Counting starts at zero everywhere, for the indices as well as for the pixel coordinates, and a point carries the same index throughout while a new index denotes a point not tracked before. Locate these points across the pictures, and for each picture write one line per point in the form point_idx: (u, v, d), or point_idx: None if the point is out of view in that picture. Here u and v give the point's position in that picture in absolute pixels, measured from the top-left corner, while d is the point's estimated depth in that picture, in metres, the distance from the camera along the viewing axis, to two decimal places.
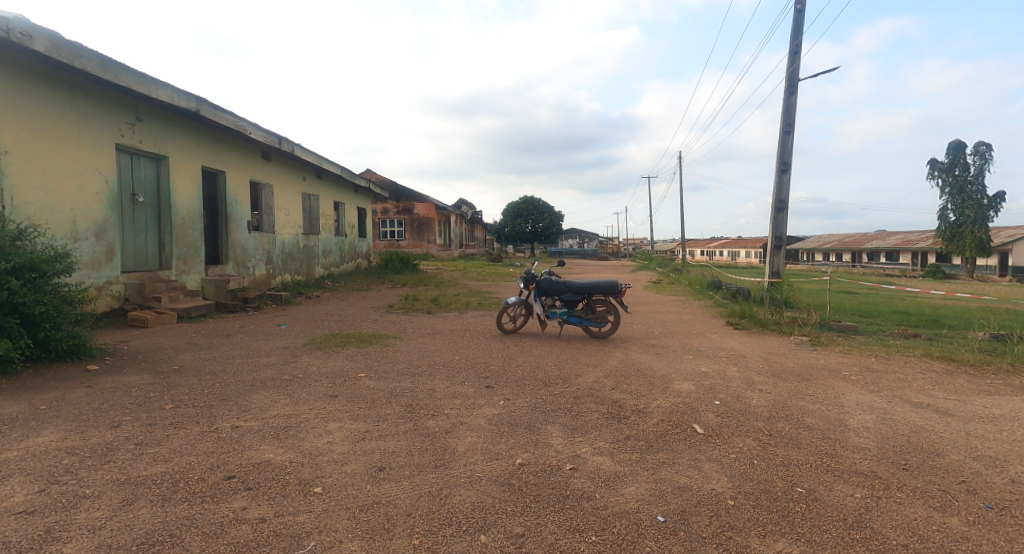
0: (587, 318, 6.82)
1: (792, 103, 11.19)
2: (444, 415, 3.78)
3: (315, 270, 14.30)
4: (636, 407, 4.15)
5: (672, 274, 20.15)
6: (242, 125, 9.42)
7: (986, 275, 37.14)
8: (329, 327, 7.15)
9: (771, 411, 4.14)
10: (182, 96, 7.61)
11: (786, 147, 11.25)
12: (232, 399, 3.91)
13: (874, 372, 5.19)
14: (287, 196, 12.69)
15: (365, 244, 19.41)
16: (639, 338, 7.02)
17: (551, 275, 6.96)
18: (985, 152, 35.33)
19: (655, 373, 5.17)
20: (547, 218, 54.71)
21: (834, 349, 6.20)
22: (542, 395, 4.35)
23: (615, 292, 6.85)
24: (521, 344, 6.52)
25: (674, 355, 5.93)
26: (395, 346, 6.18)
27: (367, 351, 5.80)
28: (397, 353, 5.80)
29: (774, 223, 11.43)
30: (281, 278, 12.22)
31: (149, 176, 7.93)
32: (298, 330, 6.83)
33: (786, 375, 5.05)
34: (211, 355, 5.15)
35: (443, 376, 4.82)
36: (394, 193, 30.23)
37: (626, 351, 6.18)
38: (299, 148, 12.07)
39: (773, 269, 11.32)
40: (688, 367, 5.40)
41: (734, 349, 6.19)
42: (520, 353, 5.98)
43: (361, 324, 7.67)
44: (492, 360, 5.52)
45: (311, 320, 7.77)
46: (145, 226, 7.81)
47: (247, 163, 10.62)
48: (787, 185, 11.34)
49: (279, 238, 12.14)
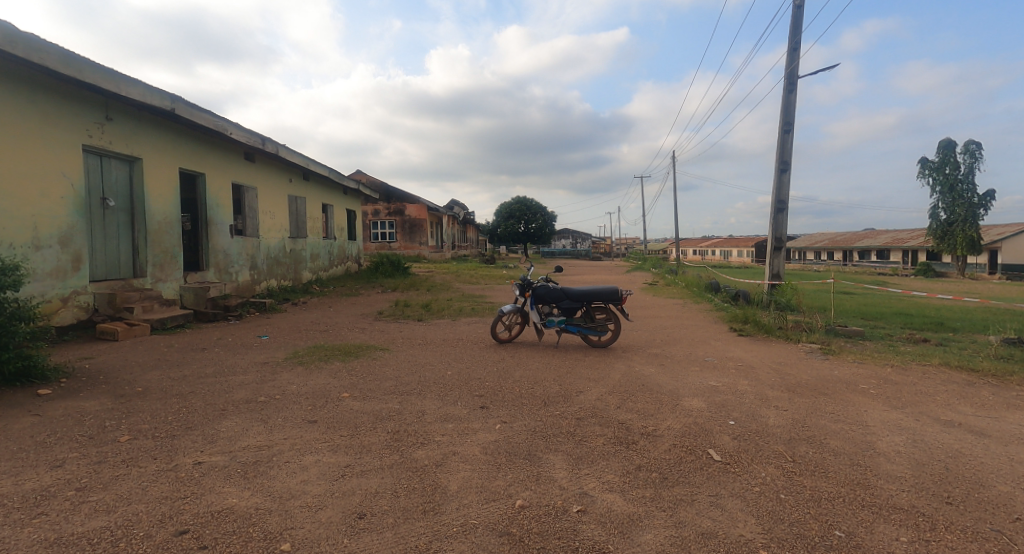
0: (586, 326, 6.49)
1: (791, 100, 10.91)
2: (434, 443, 3.42)
3: (302, 274, 13.88)
4: (645, 430, 3.81)
5: (668, 276, 19.88)
6: (223, 125, 8.99)
7: (977, 273, 37.39)
8: (314, 339, 6.75)
9: (791, 433, 3.81)
10: (156, 94, 7.17)
11: (785, 146, 11.00)
12: (198, 427, 3.51)
13: (893, 384, 4.88)
14: (272, 199, 12.25)
15: (355, 247, 19.05)
16: (640, 348, 6.68)
17: (548, 281, 6.61)
18: (975, 151, 35.41)
19: (661, 388, 4.83)
20: (541, 219, 54.24)
21: (845, 357, 5.90)
22: (542, 416, 4.00)
23: (615, 299, 6.51)
24: (517, 355, 6.17)
25: (679, 367, 5.59)
26: (384, 359, 5.80)
27: (353, 366, 5.42)
28: (385, 367, 5.42)
29: (775, 224, 11.17)
30: (266, 284, 11.81)
31: (122, 178, 7.47)
32: (280, 342, 6.43)
33: (801, 389, 4.72)
34: (181, 374, 4.73)
35: (434, 395, 4.44)
36: (385, 195, 29.78)
37: (628, 362, 5.83)
38: (285, 149, 11.63)
39: (773, 270, 11.04)
40: (696, 380, 5.06)
41: (742, 360, 5.85)
42: (517, 365, 5.62)
43: (347, 335, 7.28)
44: (487, 375, 5.15)
45: (294, 331, 7.35)
46: (117, 231, 7.36)
47: (229, 165, 10.18)
48: (787, 185, 11.07)
49: (263, 242, 11.70)
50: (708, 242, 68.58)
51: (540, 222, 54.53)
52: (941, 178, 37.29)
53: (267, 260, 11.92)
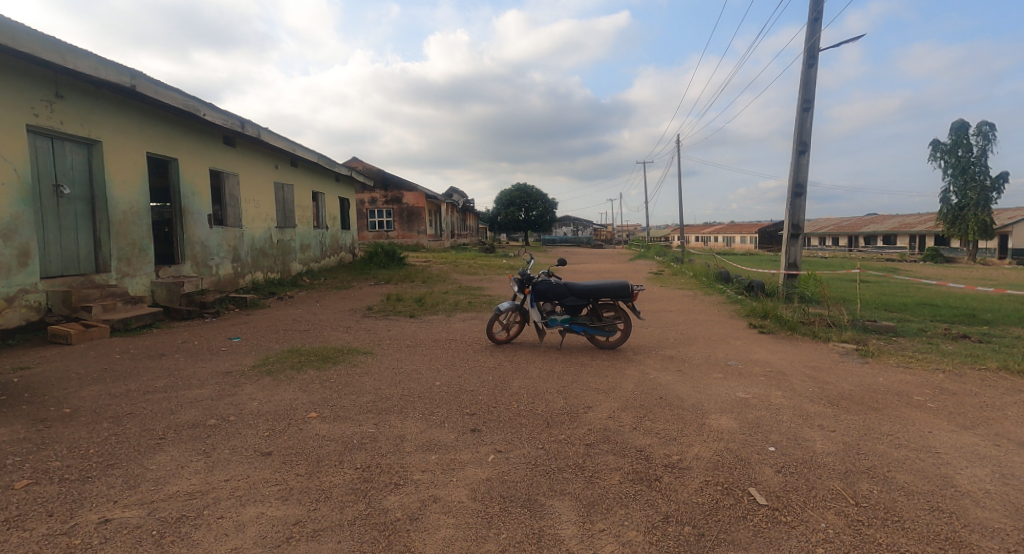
0: (593, 326, 5.85)
1: (811, 76, 10.13)
2: (411, 486, 2.76)
3: (290, 266, 13.20)
4: (669, 461, 3.16)
5: (673, 265, 19.21)
6: (196, 105, 8.24)
7: (986, 258, 36.74)
8: (291, 341, 6.09)
9: (846, 463, 3.15)
10: (112, 69, 6.43)
11: (804, 126, 10.26)
12: (123, 464, 2.85)
13: (951, 395, 4.21)
14: (256, 186, 11.51)
15: (349, 237, 18.38)
16: (652, 349, 6.02)
17: (549, 276, 5.94)
18: (989, 132, 34.44)
19: (682, 401, 4.16)
20: (541, 206, 53.31)
21: (887, 359, 5.24)
22: (544, 443, 3.34)
23: (624, 295, 5.85)
24: (517, 359, 5.51)
25: (700, 374, 4.93)
26: (366, 366, 5.13)
27: (328, 375, 4.75)
28: (366, 377, 4.76)
29: (792, 210, 10.45)
30: (251, 277, 11.15)
31: (79, 163, 6.76)
32: (252, 346, 5.77)
33: (846, 402, 4.06)
34: (125, 388, 4.06)
35: (417, 414, 3.79)
36: (382, 182, 29.01)
37: (641, 368, 5.17)
38: (267, 132, 10.87)
39: (790, 260, 10.35)
40: (722, 391, 4.39)
41: (770, 365, 5.18)
42: (516, 372, 4.97)
43: (329, 335, 6.61)
44: (480, 385, 4.49)
45: (271, 331, 6.68)
46: (74, 222, 6.68)
47: (206, 150, 9.47)
48: (805, 168, 10.32)
49: (247, 232, 11.00)
50: (711, 229, 67.71)
51: (541, 209, 53.70)
52: (952, 160, 36.36)
53: (252, 252, 11.23)
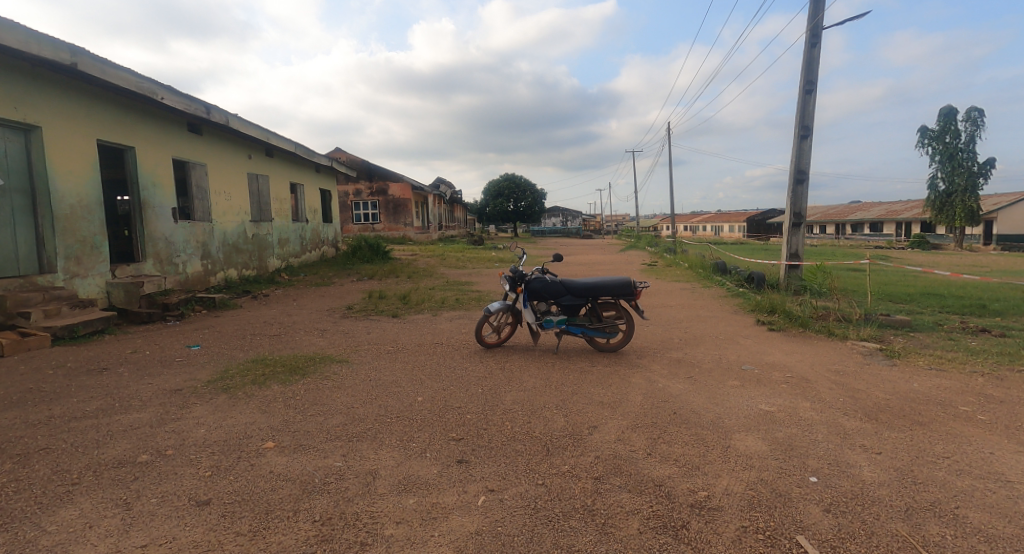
0: (592, 327, 5.34)
1: (814, 57, 9.62)
2: (382, 547, 2.19)
3: (267, 261, 12.49)
4: (696, 499, 2.62)
5: (666, 255, 18.78)
6: (151, 88, 7.51)
7: (972, 244, 36.96)
8: (257, 348, 5.48)
9: (905, 496, 2.63)
10: (49, 44, 5.71)
11: (805, 109, 9.78)
12: (16, 523, 2.26)
13: (1000, 403, 3.72)
14: (226, 177, 10.76)
15: (331, 230, 17.64)
16: (656, 351, 5.50)
17: (544, 273, 5.39)
18: (977, 118, 34.42)
19: (700, 417, 3.63)
20: (530, 197, 52.66)
21: (915, 361, 4.75)
22: (545, 479, 2.79)
23: (627, 293, 5.33)
24: (509, 365, 4.96)
25: (713, 381, 4.42)
26: (339, 378, 4.55)
27: (294, 391, 4.14)
28: (338, 392, 4.17)
29: (794, 197, 10.00)
30: (223, 274, 10.45)
31: (15, 151, 6.05)
32: (212, 355, 5.15)
33: (886, 414, 3.56)
34: (48, 413, 3.44)
35: (394, 442, 3.22)
36: (366, 173, 28.14)
37: (647, 375, 4.65)
38: (237, 119, 10.12)
39: (791, 250, 9.98)
40: (742, 403, 3.87)
41: (789, 369, 4.67)
42: (509, 383, 4.42)
43: (302, 340, 6.00)
44: (468, 401, 3.92)
45: (238, 336, 6.06)
46: (12, 218, 5.99)
47: (169, 137, 8.75)
48: (807, 153, 9.85)
49: (217, 227, 10.28)
50: (700, 218, 67.57)
51: (530, 200, 53.03)
52: (940, 147, 36.36)
53: (224, 248, 10.52)
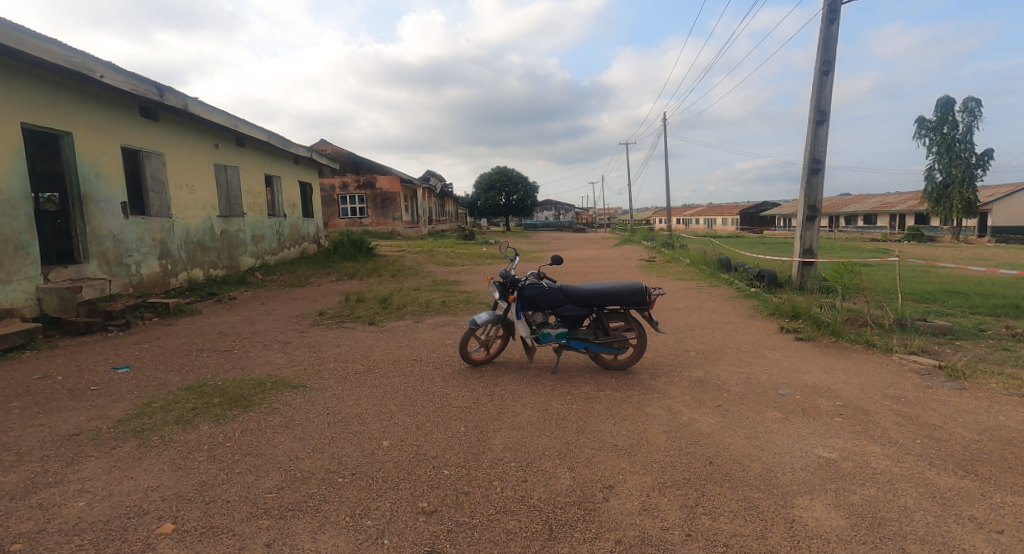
0: (597, 342, 4.53)
1: (832, 34, 8.79)
2: None
3: (238, 260, 11.55)
4: None
5: (665, 250, 18.02)
6: (85, 63, 6.53)
7: (968, 236, 36.61)
8: (199, 369, 4.60)
9: None
10: None
11: (821, 92, 8.97)
12: None
13: None
14: (188, 168, 9.78)
15: (313, 226, 16.69)
16: (672, 369, 4.67)
17: (540, 278, 4.54)
18: (976, 108, 33.86)
19: (744, 470, 2.80)
20: (522, 190, 51.72)
21: (987, 382, 3.94)
22: None
23: (638, 301, 4.50)
24: (500, 390, 4.12)
25: (750, 412, 3.60)
26: (290, 411, 3.69)
27: (227, 434, 3.28)
28: (284, 434, 3.31)
29: (809, 188, 9.21)
30: (186, 275, 9.51)
31: None
32: (141, 380, 4.28)
33: (985, 464, 2.74)
34: None
35: (343, 520, 2.36)
36: (353, 165, 27.12)
37: (665, 404, 3.81)
38: (197, 103, 9.14)
39: (805, 245, 9.25)
40: (794, 446, 3.05)
41: (838, 395, 3.84)
42: (499, 417, 3.58)
43: (257, 357, 5.12)
44: (448, 448, 3.07)
45: (183, 353, 5.17)
46: None
47: (115, 122, 7.78)
48: (823, 140, 9.06)
49: (177, 223, 9.32)
50: (694, 211, 66.95)
51: (522, 194, 52.02)
52: (937, 138, 35.83)
53: (186, 246, 9.58)
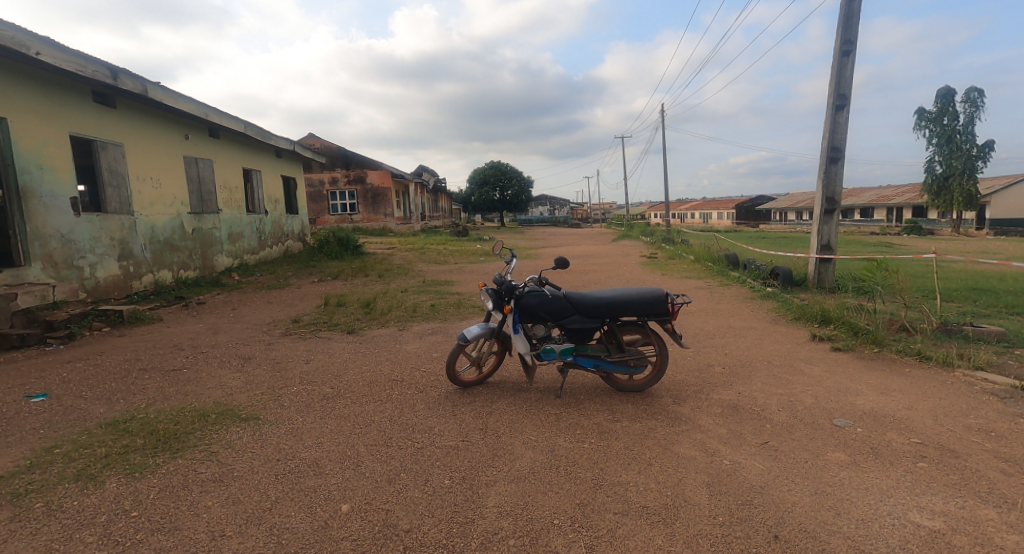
0: (609, 360, 3.80)
1: (854, 10, 8.05)
2: None
3: (213, 259, 10.73)
4: None
5: (666, 245, 17.30)
6: (15, 36, 5.67)
7: (966, 228, 36.23)
8: (134, 396, 3.84)
9: None
10: None
11: (842, 75, 8.26)
12: None
13: None
14: (152, 160, 8.95)
15: (298, 223, 15.82)
16: (698, 390, 3.94)
17: (540, 285, 3.80)
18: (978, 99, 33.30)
19: (826, 550, 2.07)
20: (517, 185, 50.87)
21: None
22: None
23: (659, 312, 3.77)
24: (495, 422, 3.38)
25: (807, 454, 2.87)
26: (230, 457, 2.93)
27: (139, 493, 2.51)
28: (215, 493, 2.55)
29: (827, 179, 8.49)
30: (152, 277, 8.70)
31: None
32: (57, 411, 3.51)
33: None
34: None
35: None
36: (343, 160, 26.25)
37: (699, 441, 3.08)
38: (160, 88, 8.30)
39: (823, 241, 8.55)
40: (881, 508, 2.33)
41: (910, 428, 3.12)
42: (494, 463, 2.83)
43: (209, 377, 4.36)
44: (426, 516, 2.32)
45: (122, 372, 4.41)
46: None
47: (61, 108, 6.94)
48: (844, 126, 8.34)
49: (140, 220, 8.50)
50: (690, 205, 66.35)
51: (517, 189, 51.19)
52: (938, 129, 35.32)
53: (151, 246, 8.76)
